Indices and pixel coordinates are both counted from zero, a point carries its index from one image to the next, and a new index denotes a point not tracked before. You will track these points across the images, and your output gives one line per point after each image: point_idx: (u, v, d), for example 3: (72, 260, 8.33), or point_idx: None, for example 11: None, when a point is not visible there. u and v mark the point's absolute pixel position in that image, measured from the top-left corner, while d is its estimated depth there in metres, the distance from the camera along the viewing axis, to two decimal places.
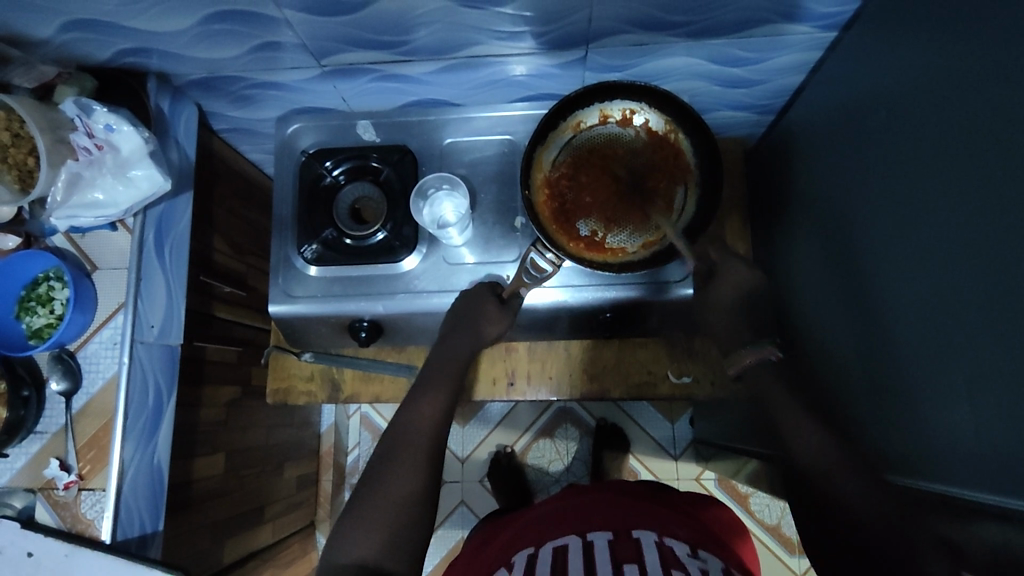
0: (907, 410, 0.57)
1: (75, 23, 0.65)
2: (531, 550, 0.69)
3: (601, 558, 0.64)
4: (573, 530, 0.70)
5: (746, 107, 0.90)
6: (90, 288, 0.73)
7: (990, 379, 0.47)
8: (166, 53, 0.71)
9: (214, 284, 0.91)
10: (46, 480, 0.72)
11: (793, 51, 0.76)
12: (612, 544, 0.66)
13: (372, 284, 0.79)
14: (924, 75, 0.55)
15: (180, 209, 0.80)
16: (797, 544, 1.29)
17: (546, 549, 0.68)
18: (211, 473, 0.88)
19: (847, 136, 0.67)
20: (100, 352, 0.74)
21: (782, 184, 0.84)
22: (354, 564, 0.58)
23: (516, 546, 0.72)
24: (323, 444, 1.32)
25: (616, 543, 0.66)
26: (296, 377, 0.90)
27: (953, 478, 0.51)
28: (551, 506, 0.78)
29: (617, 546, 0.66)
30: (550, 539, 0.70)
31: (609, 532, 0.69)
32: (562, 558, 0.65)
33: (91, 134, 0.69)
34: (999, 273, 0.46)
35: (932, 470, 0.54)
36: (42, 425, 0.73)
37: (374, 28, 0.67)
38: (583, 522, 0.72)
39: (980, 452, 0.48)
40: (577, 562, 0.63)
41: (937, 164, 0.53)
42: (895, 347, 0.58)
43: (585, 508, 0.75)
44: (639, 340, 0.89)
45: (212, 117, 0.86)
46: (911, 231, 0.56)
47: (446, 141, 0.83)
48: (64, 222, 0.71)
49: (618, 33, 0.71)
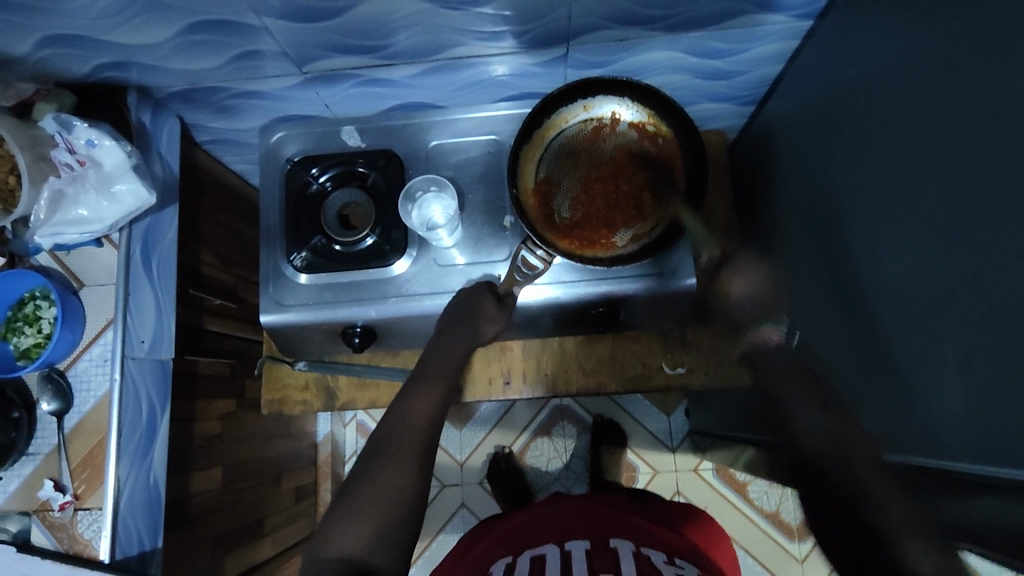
0: (903, 391, 0.57)
1: (52, 39, 0.64)
2: (509, 558, 0.70)
3: (579, 565, 0.64)
4: (551, 540, 0.72)
5: (727, 99, 0.90)
6: (78, 306, 0.73)
7: (979, 355, 0.48)
8: (144, 65, 0.71)
9: (203, 296, 0.90)
10: (41, 502, 0.71)
11: (771, 40, 0.76)
12: (590, 554, 0.66)
13: (363, 290, 0.78)
14: (902, 59, 0.56)
15: (166, 222, 0.79)
16: (796, 530, 1.30)
17: (525, 558, 0.69)
18: (208, 487, 0.87)
19: (829, 122, 0.68)
20: (91, 369, 0.73)
21: (768, 174, 0.85)
22: (352, 563, 0.57)
23: (495, 552, 0.73)
24: (319, 455, 1.31)
25: (594, 554, 0.66)
26: (291, 387, 0.90)
27: (951, 453, 0.52)
28: (539, 511, 0.79)
29: (594, 555, 0.66)
30: (529, 548, 0.71)
31: (587, 541, 0.70)
32: (539, 565, 0.65)
33: (72, 150, 0.68)
34: (982, 247, 0.47)
35: (928, 446, 0.54)
36: (33, 447, 0.72)
37: (355, 32, 0.67)
38: (558, 533, 0.73)
39: (972, 423, 0.49)
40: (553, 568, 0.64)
41: (918, 145, 0.54)
42: (887, 329, 0.59)
43: (571, 518, 0.75)
44: (634, 333, 0.89)
45: (194, 129, 0.86)
46: (897, 211, 0.57)
47: (431, 143, 0.82)
48: (48, 240, 0.70)
49: (598, 29, 0.71)
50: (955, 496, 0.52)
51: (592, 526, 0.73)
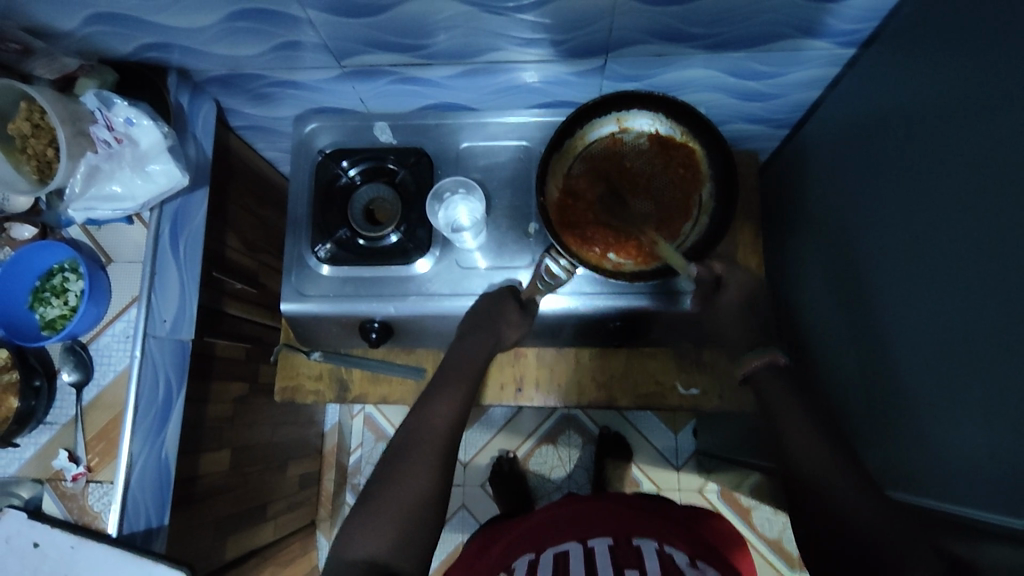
0: (920, 429, 0.57)
1: (99, 16, 0.65)
2: (531, 554, 0.71)
3: (602, 561, 0.65)
4: (574, 537, 0.72)
5: (761, 121, 0.90)
6: (105, 281, 0.74)
7: (1000, 400, 0.47)
8: (186, 48, 0.72)
9: (225, 280, 0.91)
10: (55, 471, 0.72)
11: (811, 66, 0.76)
12: (613, 550, 0.67)
13: (384, 285, 0.79)
14: (945, 95, 0.55)
15: (195, 204, 0.80)
16: (797, 560, 1.29)
17: (548, 554, 0.69)
18: (217, 469, 0.88)
19: (864, 152, 0.67)
20: (112, 344, 0.74)
21: (798, 199, 0.84)
22: (365, 561, 0.58)
23: (516, 552, 0.73)
24: (325, 445, 1.32)
25: (616, 549, 0.68)
26: (305, 376, 0.90)
27: (963, 495, 0.51)
28: (544, 514, 0.79)
29: (618, 552, 0.67)
30: (551, 545, 0.71)
31: (609, 539, 0.70)
32: (564, 562, 0.66)
33: (111, 127, 0.69)
34: (1011, 291, 0.46)
35: (942, 485, 0.54)
36: (52, 416, 0.73)
37: (394, 30, 0.67)
38: (583, 530, 0.73)
39: (988, 465, 0.48)
40: (579, 565, 0.65)
41: (952, 181, 0.53)
42: (909, 371, 0.58)
43: (594, 515, 0.75)
44: (649, 349, 0.89)
45: (229, 114, 0.86)
46: (927, 246, 0.56)
47: (462, 144, 0.83)
48: (81, 214, 0.71)
49: (637, 43, 0.71)
50: None
51: (613, 521, 0.74)
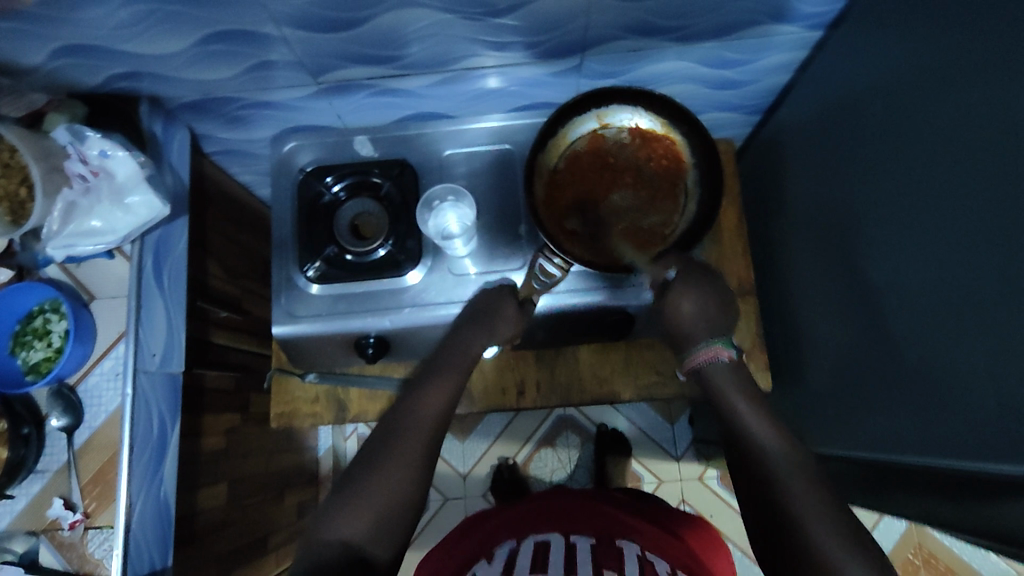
0: (908, 395, 0.58)
1: (66, 48, 0.64)
2: (511, 544, 0.71)
3: (582, 557, 0.65)
4: (555, 530, 0.72)
5: (735, 108, 0.91)
6: (90, 320, 0.71)
7: (997, 357, 0.48)
8: (157, 75, 0.70)
9: (210, 309, 0.89)
10: (50, 521, 0.68)
11: (781, 51, 0.77)
12: (593, 547, 0.67)
13: (378, 300, 0.77)
14: (919, 68, 0.57)
15: (176, 233, 0.78)
16: None
17: (527, 544, 0.69)
18: (215, 504, 0.86)
19: (840, 129, 0.69)
20: (102, 384, 0.71)
21: (778, 181, 0.86)
22: (339, 543, 0.58)
23: (493, 539, 0.73)
24: (321, 470, 1.29)
25: (597, 548, 0.67)
26: (301, 400, 0.89)
27: (955, 452, 0.53)
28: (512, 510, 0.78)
29: (598, 550, 0.67)
30: (529, 536, 0.71)
31: (591, 537, 0.70)
32: (540, 556, 0.66)
33: (85, 161, 0.68)
34: (1003, 250, 0.48)
35: (934, 445, 0.55)
36: (42, 464, 0.70)
37: (370, 42, 0.67)
38: (561, 526, 0.73)
39: (980, 421, 0.50)
40: (556, 563, 0.64)
41: (932, 150, 0.55)
42: (900, 339, 0.59)
43: (575, 513, 0.75)
44: (646, 340, 0.89)
45: (203, 140, 0.85)
46: (911, 214, 0.57)
47: (444, 152, 0.82)
48: (60, 252, 0.69)
49: (612, 40, 0.72)
50: (985, 506, 0.52)
51: (585, 517, 0.74)
